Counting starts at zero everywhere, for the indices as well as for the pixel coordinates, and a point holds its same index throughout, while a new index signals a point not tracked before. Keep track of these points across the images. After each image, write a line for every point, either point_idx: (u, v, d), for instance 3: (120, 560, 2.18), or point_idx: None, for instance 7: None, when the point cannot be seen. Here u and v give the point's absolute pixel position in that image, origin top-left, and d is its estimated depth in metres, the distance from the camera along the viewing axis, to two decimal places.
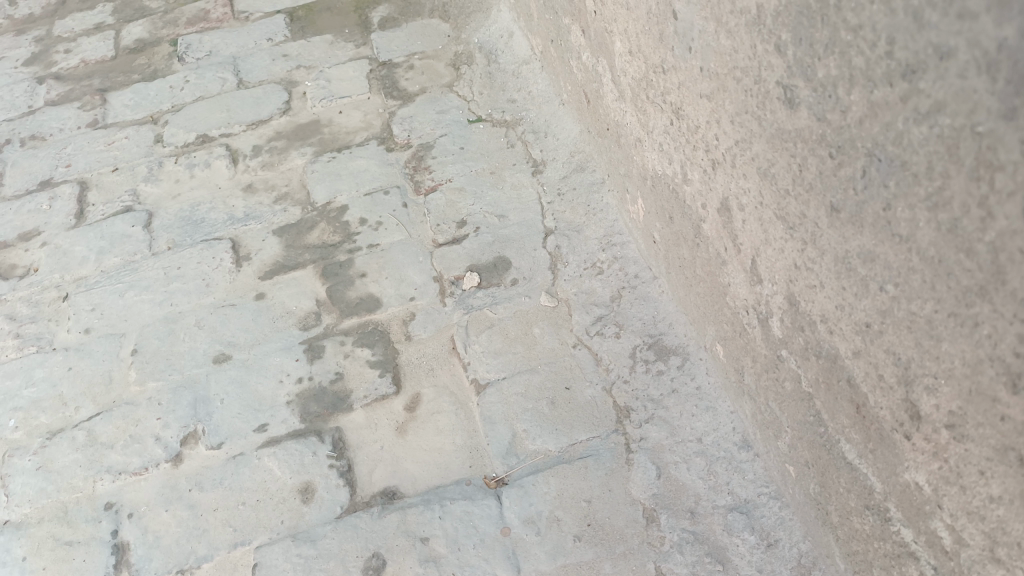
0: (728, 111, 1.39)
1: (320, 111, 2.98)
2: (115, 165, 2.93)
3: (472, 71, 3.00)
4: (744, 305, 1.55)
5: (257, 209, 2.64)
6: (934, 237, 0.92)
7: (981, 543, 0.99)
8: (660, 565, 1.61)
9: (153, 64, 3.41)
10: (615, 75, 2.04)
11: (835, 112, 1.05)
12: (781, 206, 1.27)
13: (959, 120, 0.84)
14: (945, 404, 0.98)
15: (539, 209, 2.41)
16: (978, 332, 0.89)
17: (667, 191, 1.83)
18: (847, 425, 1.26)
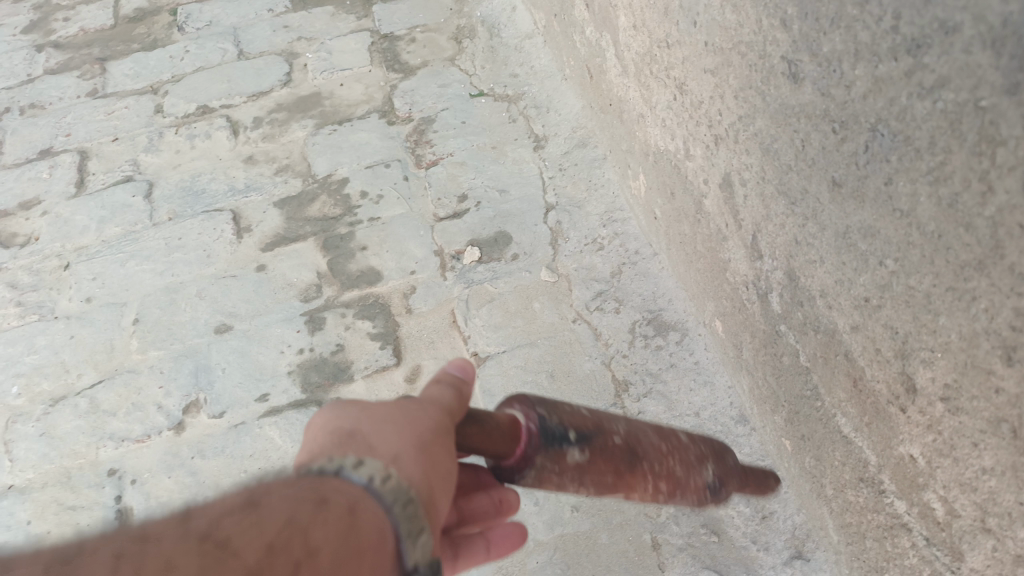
0: (732, 86, 1.39)
1: (321, 83, 2.97)
2: (116, 135, 2.92)
3: (475, 45, 2.98)
4: (744, 281, 1.56)
5: (258, 180, 2.64)
6: (935, 211, 0.93)
7: (972, 514, 1.02)
8: (656, 536, 1.63)
9: (153, 33, 3.39)
10: (619, 50, 2.03)
11: (840, 87, 1.06)
12: (783, 182, 1.28)
13: (962, 95, 0.85)
14: (941, 377, 1.00)
15: (540, 184, 2.41)
16: (975, 306, 0.90)
17: (668, 167, 1.84)
18: (843, 399, 1.28)
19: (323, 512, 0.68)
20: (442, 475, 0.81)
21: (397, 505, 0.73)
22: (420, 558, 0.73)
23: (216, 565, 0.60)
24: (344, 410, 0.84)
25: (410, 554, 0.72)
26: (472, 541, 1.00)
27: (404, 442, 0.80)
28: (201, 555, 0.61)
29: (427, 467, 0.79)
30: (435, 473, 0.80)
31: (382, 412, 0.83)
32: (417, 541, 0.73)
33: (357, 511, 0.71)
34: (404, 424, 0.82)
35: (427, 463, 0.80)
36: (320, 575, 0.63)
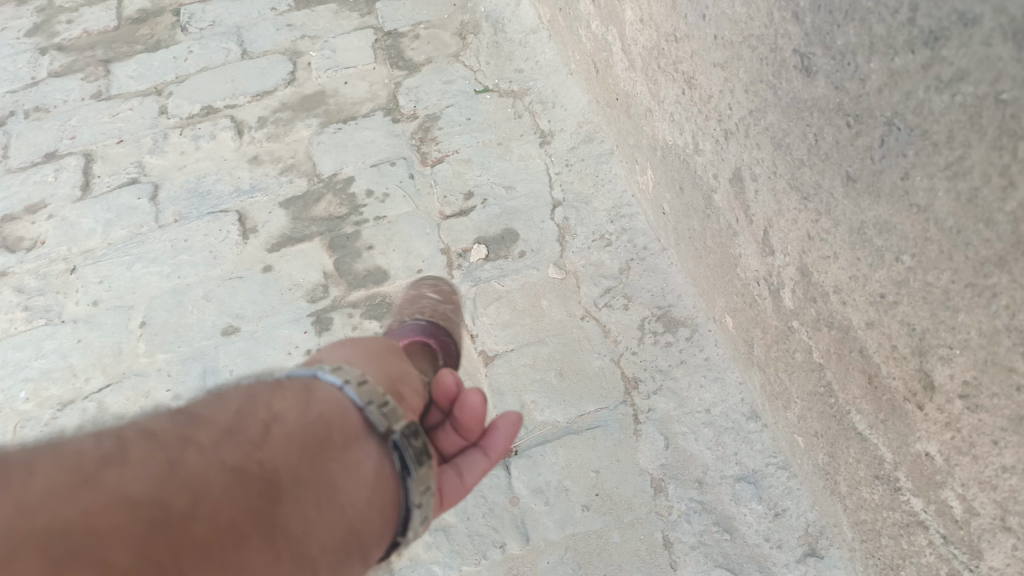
0: (741, 80, 1.37)
1: (325, 81, 2.95)
2: (120, 137, 2.92)
3: (479, 40, 2.96)
4: (755, 276, 1.54)
5: (263, 180, 2.63)
6: (953, 207, 0.91)
7: (992, 512, 1.00)
8: (668, 535, 1.62)
9: (156, 34, 3.38)
10: (626, 45, 2.01)
11: (854, 81, 1.04)
12: (795, 177, 1.26)
13: (982, 88, 0.83)
14: (960, 374, 0.98)
15: (547, 180, 2.40)
16: (995, 303, 0.89)
17: (677, 162, 1.82)
18: (857, 396, 1.26)
19: (282, 397, 0.96)
20: (393, 374, 1.15)
21: (348, 383, 1.02)
22: (391, 424, 1.00)
23: (188, 432, 0.85)
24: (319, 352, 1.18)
25: (380, 422, 0.99)
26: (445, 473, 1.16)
27: (350, 357, 1.13)
28: (175, 428, 0.86)
29: (370, 367, 1.12)
30: (376, 375, 1.11)
31: (340, 345, 1.18)
32: (381, 408, 1.01)
33: (310, 396, 0.99)
34: (357, 349, 1.17)
35: (375, 366, 1.13)
36: (282, 430, 0.91)
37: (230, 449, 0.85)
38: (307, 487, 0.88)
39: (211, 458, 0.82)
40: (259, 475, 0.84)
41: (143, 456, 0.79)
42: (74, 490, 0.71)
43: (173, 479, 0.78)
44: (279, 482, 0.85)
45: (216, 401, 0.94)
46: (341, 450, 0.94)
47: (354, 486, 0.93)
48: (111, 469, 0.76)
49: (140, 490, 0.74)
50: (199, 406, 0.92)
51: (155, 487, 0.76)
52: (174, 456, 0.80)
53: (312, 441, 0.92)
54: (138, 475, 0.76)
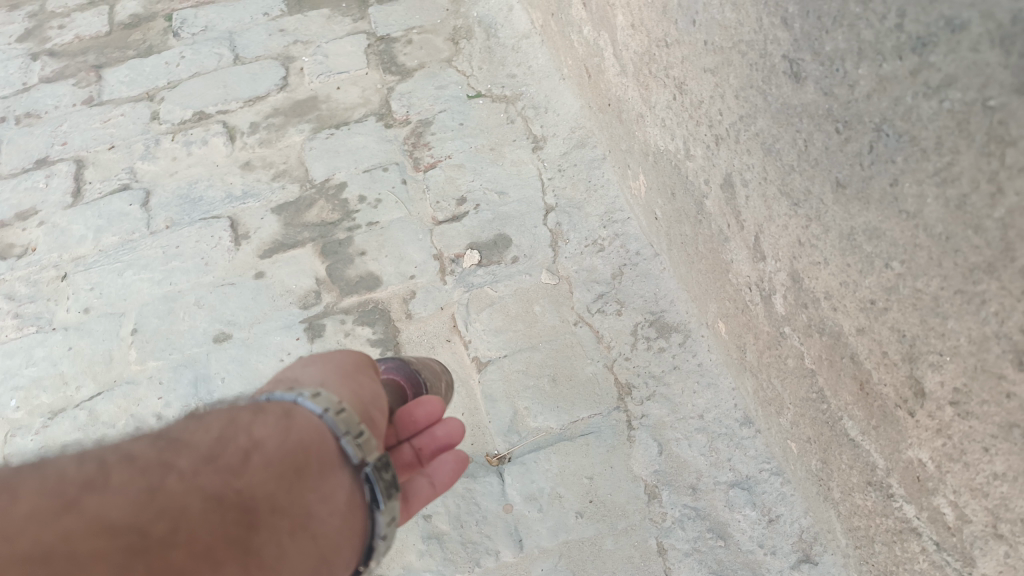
0: (731, 86, 1.37)
1: (318, 87, 2.95)
2: (112, 143, 2.90)
3: (472, 46, 2.95)
4: (746, 282, 1.54)
5: (256, 186, 2.62)
6: (942, 213, 0.91)
7: (984, 519, 1.00)
8: (661, 542, 1.61)
9: (148, 39, 3.37)
10: (617, 49, 2.01)
11: (842, 87, 1.04)
12: (786, 182, 1.26)
13: (970, 95, 0.83)
14: (950, 381, 0.98)
15: (540, 185, 2.39)
16: (985, 310, 0.88)
17: (669, 167, 1.82)
18: (849, 402, 1.26)
19: (262, 421, 0.95)
20: (366, 396, 1.14)
21: (330, 411, 1.03)
22: (365, 455, 1.01)
23: (169, 454, 0.82)
24: (292, 369, 1.17)
25: (354, 452, 1.01)
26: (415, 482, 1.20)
27: (326, 378, 1.13)
28: (156, 449, 0.83)
29: (346, 390, 1.11)
30: (353, 399, 1.11)
31: (315, 362, 1.17)
32: (357, 439, 1.02)
33: (292, 422, 0.98)
34: (332, 368, 1.16)
35: (350, 387, 1.13)
36: (264, 456, 0.89)
37: (211, 474, 0.82)
38: (285, 515, 0.86)
39: (193, 486, 0.78)
40: (238, 502, 0.81)
41: (123, 481, 0.75)
42: (54, 516, 0.68)
43: (152, 505, 0.74)
44: (258, 510, 0.83)
45: (195, 422, 0.91)
46: (318, 479, 0.94)
47: (329, 514, 0.93)
48: (92, 495, 0.72)
49: (120, 517, 0.71)
50: (177, 429, 0.89)
51: (137, 514, 0.72)
52: (156, 480, 0.77)
53: (292, 466, 0.91)
54: (118, 500, 0.72)
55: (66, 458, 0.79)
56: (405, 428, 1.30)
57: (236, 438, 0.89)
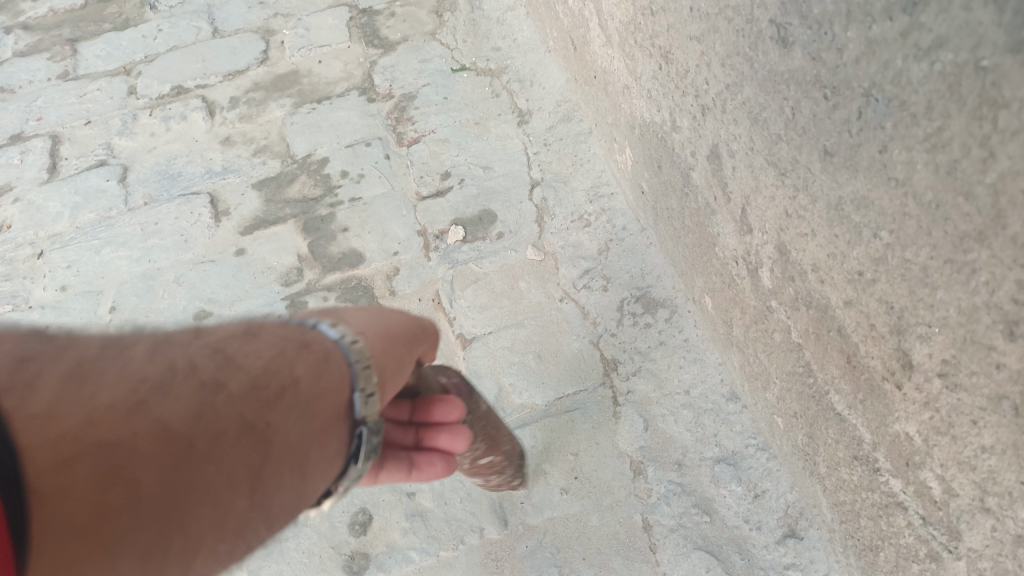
0: (717, 54, 1.34)
1: (299, 61, 2.88)
2: (88, 118, 2.84)
3: (456, 18, 2.89)
4: (733, 256, 1.51)
5: (236, 162, 2.57)
6: (932, 180, 0.89)
7: (971, 493, 0.99)
8: (647, 517, 1.60)
9: (125, 12, 3.28)
10: (602, 20, 1.97)
11: (830, 51, 1.01)
12: (773, 152, 1.23)
13: (962, 56, 0.80)
14: (938, 352, 0.96)
15: (525, 160, 2.35)
16: (975, 279, 0.86)
17: (655, 140, 1.78)
18: (836, 376, 1.24)
19: (302, 357, 0.93)
20: (395, 366, 1.11)
21: (359, 363, 0.99)
22: (367, 414, 0.99)
23: (222, 370, 0.83)
24: (361, 313, 1.17)
25: (361, 408, 0.98)
26: (398, 462, 1.26)
27: (368, 329, 1.10)
28: (211, 361, 0.84)
29: (383, 351, 1.08)
30: (385, 359, 1.08)
31: (377, 318, 1.17)
32: (368, 397, 0.99)
33: (326, 368, 0.95)
34: (385, 326, 1.15)
35: (388, 350, 1.10)
36: (294, 394, 0.88)
37: (251, 401, 0.82)
38: (291, 458, 0.85)
39: (237, 409, 0.80)
40: (263, 432, 0.82)
41: (183, 387, 0.77)
42: (128, 409, 0.71)
43: (205, 418, 0.76)
44: (271, 447, 0.82)
45: (244, 339, 0.91)
46: (324, 424, 0.91)
47: (319, 460, 0.91)
48: (159, 395, 0.75)
49: (179, 424, 0.74)
50: (233, 346, 0.89)
51: (190, 424, 0.75)
52: (209, 395, 0.79)
53: (313, 408, 0.90)
54: (179, 406, 0.75)
55: (141, 348, 0.82)
56: (422, 414, 1.32)
57: (279, 371, 0.88)
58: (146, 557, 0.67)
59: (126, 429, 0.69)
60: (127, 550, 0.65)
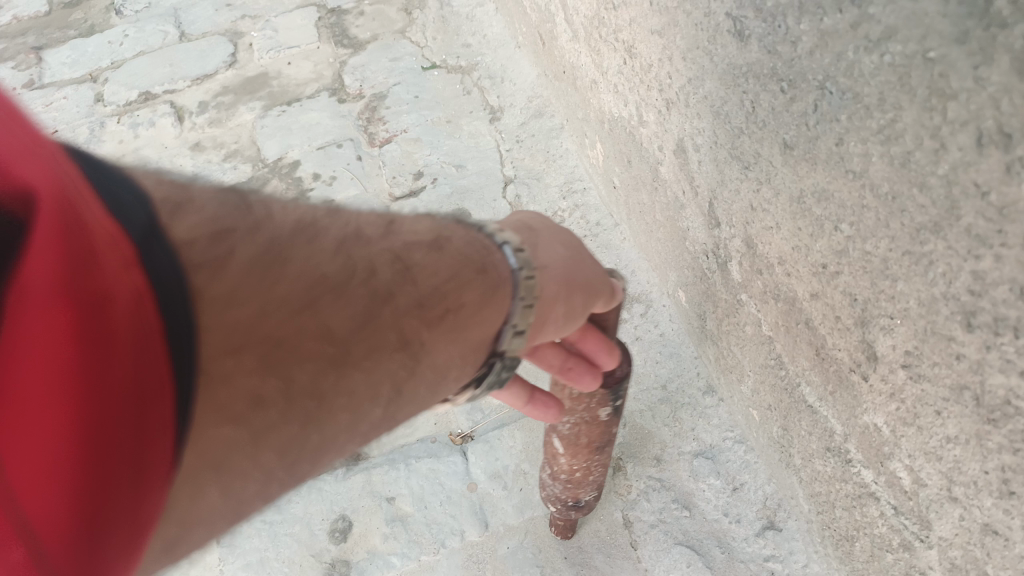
0: (679, 48, 1.33)
1: (268, 62, 2.85)
2: (55, 127, 2.79)
3: (425, 15, 2.87)
4: (703, 249, 1.51)
5: (207, 167, 2.54)
6: (888, 172, 0.89)
7: (938, 482, 0.99)
8: (627, 513, 1.62)
9: (90, 18, 3.23)
10: (569, 14, 1.96)
11: (786, 44, 1.01)
12: (736, 145, 1.23)
13: (910, 47, 0.80)
14: (901, 344, 0.96)
15: (498, 158, 2.34)
16: (933, 271, 0.86)
17: (624, 134, 1.77)
18: (806, 368, 1.24)
19: (476, 280, 0.85)
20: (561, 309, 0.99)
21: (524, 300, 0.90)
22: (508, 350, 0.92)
23: (399, 279, 0.76)
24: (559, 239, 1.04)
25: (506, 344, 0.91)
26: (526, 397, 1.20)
27: (553, 267, 0.99)
28: (391, 265, 0.76)
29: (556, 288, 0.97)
30: (553, 300, 0.97)
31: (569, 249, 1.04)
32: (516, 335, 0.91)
33: (494, 297, 0.87)
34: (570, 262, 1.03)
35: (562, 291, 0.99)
36: (453, 320, 0.81)
37: (413, 317, 0.76)
38: (431, 382, 0.79)
39: (396, 325, 0.73)
40: (413, 352, 0.75)
41: (355, 290, 0.70)
42: (300, 303, 0.64)
43: (366, 329, 0.70)
44: (417, 367, 0.76)
45: (434, 248, 0.83)
46: (468, 352, 0.85)
47: (452, 381, 0.85)
48: (331, 294, 0.68)
49: (340, 330, 0.67)
50: (418, 256, 0.80)
51: (350, 330, 0.68)
52: (375, 304, 0.72)
53: (462, 337, 0.83)
54: (346, 309, 0.68)
55: (332, 231, 0.74)
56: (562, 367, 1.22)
57: (449, 295, 0.81)
58: (287, 453, 0.62)
59: (292, 324, 0.63)
60: (274, 445, 0.60)
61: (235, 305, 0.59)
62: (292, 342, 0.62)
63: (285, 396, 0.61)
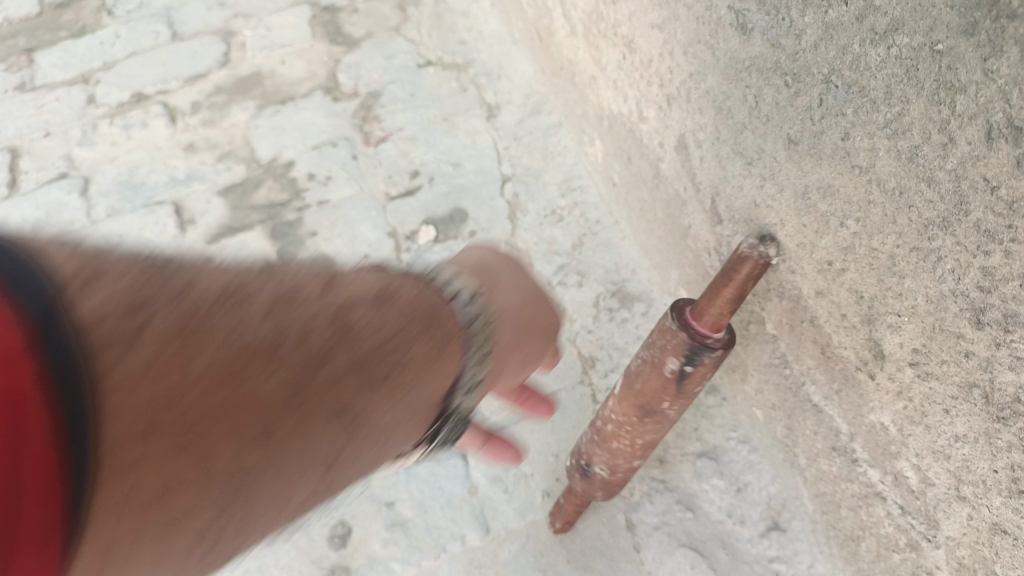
0: (680, 42, 1.31)
1: (261, 61, 2.82)
2: (47, 130, 2.76)
3: (420, 12, 2.84)
4: (705, 247, 1.48)
5: (200, 168, 2.50)
6: (894, 167, 0.86)
7: (947, 482, 0.96)
8: (630, 517, 1.58)
9: (81, 19, 3.20)
10: (566, 10, 1.94)
11: (789, 37, 0.99)
12: (738, 141, 1.20)
13: (917, 39, 0.78)
14: (909, 341, 0.94)
15: (495, 156, 2.31)
16: (941, 267, 0.84)
17: (624, 131, 1.75)
18: (811, 367, 1.22)
19: (423, 334, 0.84)
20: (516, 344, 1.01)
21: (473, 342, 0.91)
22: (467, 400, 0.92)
23: (338, 338, 0.75)
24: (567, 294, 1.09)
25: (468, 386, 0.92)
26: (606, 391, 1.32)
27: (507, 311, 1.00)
28: (330, 324, 0.75)
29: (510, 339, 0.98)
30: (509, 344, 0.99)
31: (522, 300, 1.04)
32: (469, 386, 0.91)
33: (443, 353, 0.86)
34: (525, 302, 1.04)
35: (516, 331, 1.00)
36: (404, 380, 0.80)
37: (353, 381, 0.74)
38: (378, 449, 0.78)
39: (334, 390, 0.72)
40: (357, 419, 0.73)
41: (288, 359, 0.69)
42: (218, 381, 0.63)
43: (294, 403, 0.68)
44: (361, 432, 0.74)
45: (379, 301, 0.82)
46: (426, 409, 0.84)
47: (409, 438, 0.85)
48: (257, 364, 0.66)
49: (262, 405, 0.65)
50: (362, 311, 0.79)
51: (276, 406, 0.66)
52: (309, 369, 0.70)
53: (415, 395, 0.81)
54: (272, 381, 0.67)
55: (268, 291, 0.73)
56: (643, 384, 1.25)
57: (394, 352, 0.79)
58: (204, 541, 0.61)
59: (203, 406, 0.61)
60: (182, 535, 0.59)
61: (154, 380, 0.59)
62: (197, 428, 0.61)
63: (187, 488, 0.59)
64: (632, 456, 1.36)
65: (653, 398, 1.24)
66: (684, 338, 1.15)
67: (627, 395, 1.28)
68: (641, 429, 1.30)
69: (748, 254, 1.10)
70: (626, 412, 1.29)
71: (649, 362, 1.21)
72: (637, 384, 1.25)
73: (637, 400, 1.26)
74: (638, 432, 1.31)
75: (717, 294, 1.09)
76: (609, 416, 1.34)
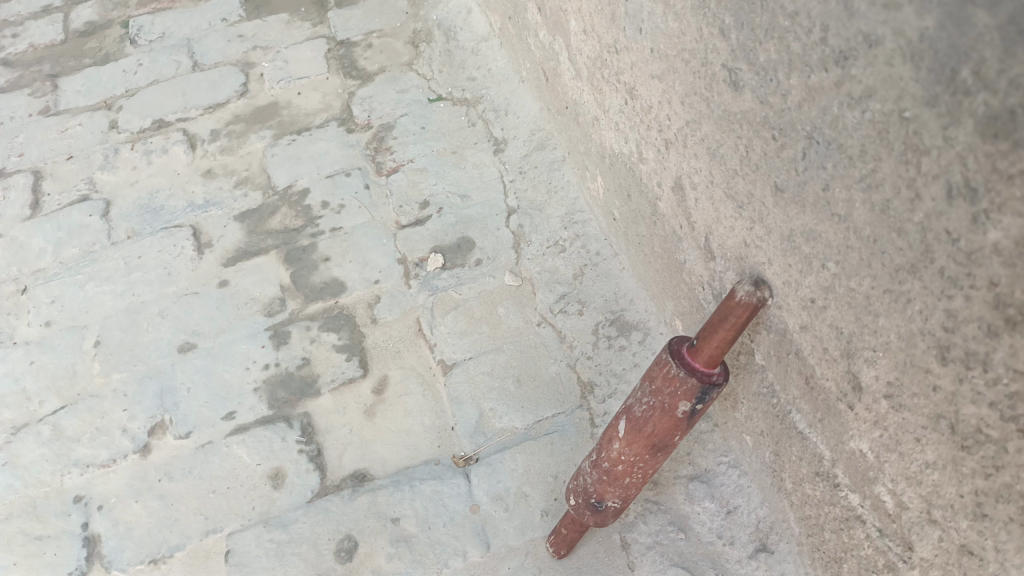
0: (678, 92, 1.42)
1: (278, 92, 2.94)
2: (69, 154, 2.87)
3: (432, 49, 2.98)
4: (700, 281, 1.57)
5: (217, 194, 2.61)
6: (869, 217, 0.96)
7: (919, 505, 1.05)
8: (625, 535, 1.65)
9: (104, 47, 3.33)
10: (571, 54, 2.07)
11: (777, 95, 1.10)
12: (730, 185, 1.31)
13: (888, 106, 0.89)
14: (884, 375, 1.03)
15: (501, 188, 2.42)
16: (910, 308, 0.94)
17: (623, 169, 1.86)
18: (797, 396, 1.31)
19: None
20: None
21: None
22: None
23: None
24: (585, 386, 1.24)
25: None
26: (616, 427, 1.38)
27: None
28: None
29: None
30: None
31: None
32: None
33: None
34: None
35: None
36: None
37: None
38: None
39: None
40: None
41: None
42: None
43: None
44: None
45: None
46: None
47: None
48: None
49: None
50: None
51: None
52: None
53: None
54: None
55: None
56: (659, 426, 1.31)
57: None
58: None
59: None
60: None
61: None
62: None
63: None
64: (640, 485, 1.43)
65: (665, 436, 1.32)
66: (694, 382, 1.23)
67: (638, 438, 1.33)
68: (652, 464, 1.37)
69: (745, 299, 1.22)
70: (638, 453, 1.35)
71: (659, 408, 1.28)
72: (648, 427, 1.31)
73: (649, 441, 1.33)
74: (649, 466, 1.38)
75: (719, 328, 1.18)
76: (618, 458, 1.37)
